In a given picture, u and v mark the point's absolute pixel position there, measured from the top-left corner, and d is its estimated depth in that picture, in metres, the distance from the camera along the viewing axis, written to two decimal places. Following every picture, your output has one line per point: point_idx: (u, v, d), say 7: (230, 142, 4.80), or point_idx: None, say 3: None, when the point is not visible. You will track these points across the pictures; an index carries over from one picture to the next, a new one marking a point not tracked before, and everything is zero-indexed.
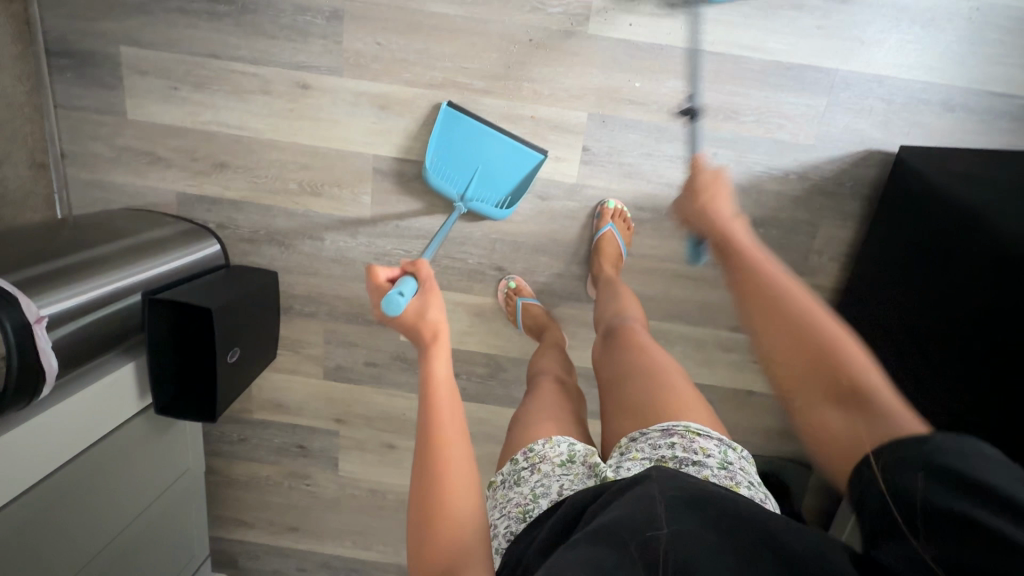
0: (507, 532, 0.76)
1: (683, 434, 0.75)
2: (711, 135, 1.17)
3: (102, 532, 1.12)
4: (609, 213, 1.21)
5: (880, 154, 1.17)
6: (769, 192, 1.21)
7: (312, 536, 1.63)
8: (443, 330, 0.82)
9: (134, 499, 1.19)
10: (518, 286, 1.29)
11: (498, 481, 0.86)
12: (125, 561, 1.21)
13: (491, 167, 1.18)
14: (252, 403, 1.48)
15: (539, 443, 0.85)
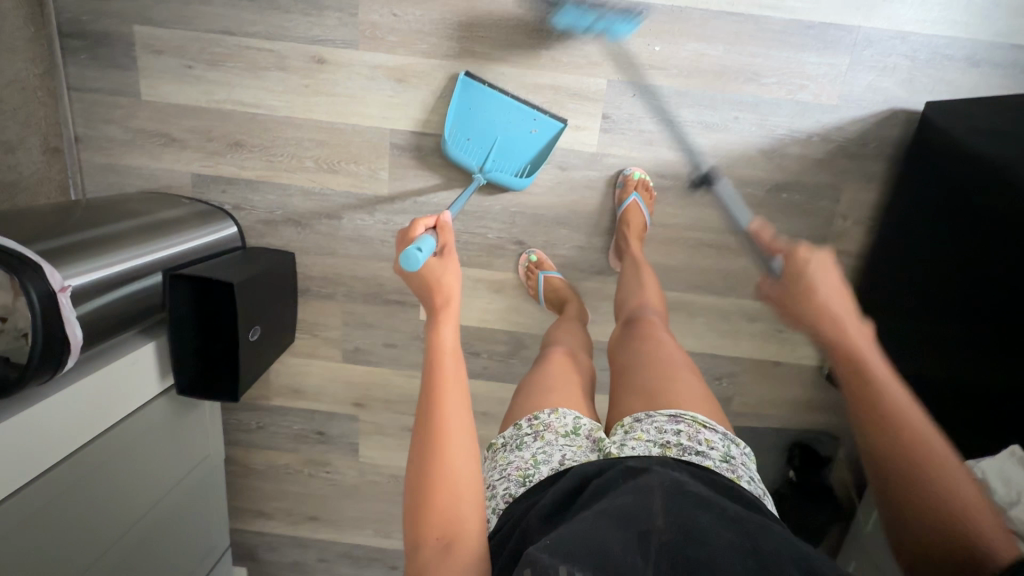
0: (506, 493, 0.77)
1: (690, 424, 0.75)
2: (732, 98, 1.16)
3: (126, 515, 1.10)
4: (633, 183, 1.20)
5: (904, 113, 1.16)
6: (793, 155, 1.19)
7: (332, 526, 1.61)
8: (455, 298, 0.76)
9: (156, 483, 1.18)
10: (540, 260, 1.27)
11: (501, 444, 0.86)
12: (149, 547, 1.19)
13: (511, 135, 1.17)
14: (270, 390, 1.46)
15: (545, 411, 0.86)
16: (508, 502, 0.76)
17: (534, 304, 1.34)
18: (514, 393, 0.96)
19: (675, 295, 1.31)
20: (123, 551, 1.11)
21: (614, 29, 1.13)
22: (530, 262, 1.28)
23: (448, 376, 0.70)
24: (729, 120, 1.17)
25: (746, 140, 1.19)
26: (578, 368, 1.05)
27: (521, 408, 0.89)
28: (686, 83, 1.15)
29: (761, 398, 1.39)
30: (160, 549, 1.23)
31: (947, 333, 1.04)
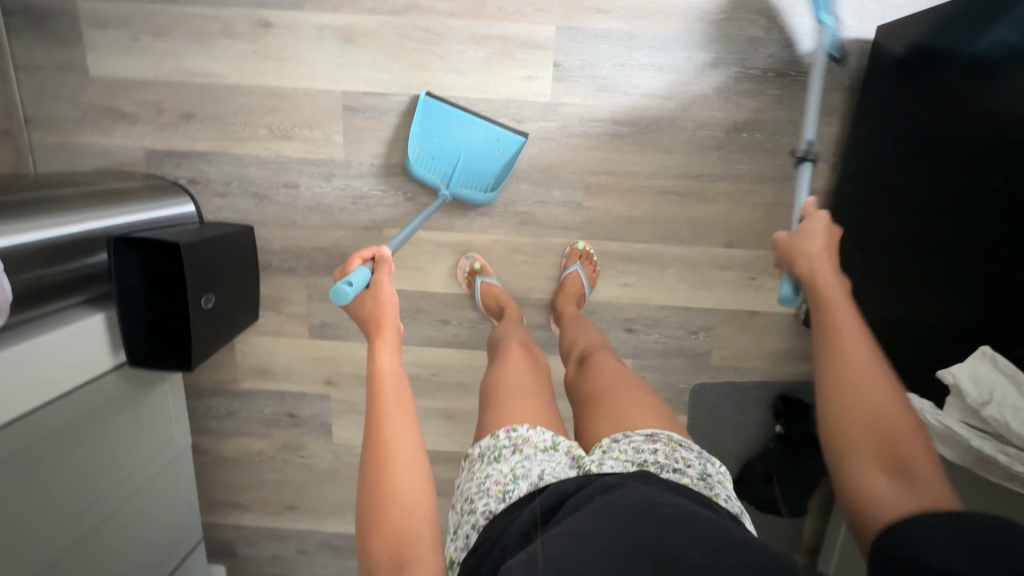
0: (485, 510, 0.75)
1: (666, 443, 0.79)
2: (684, 38, 1.15)
3: (85, 490, 1.07)
4: (578, 254, 1.27)
5: (857, 44, 1.14)
6: (750, 93, 1.18)
7: (311, 515, 1.55)
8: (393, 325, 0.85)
9: (113, 461, 1.14)
10: (480, 267, 1.29)
11: (476, 454, 0.83)
12: (110, 528, 1.14)
13: (474, 155, 1.21)
14: (238, 372, 1.42)
15: (524, 425, 0.83)
16: (487, 519, 0.73)
17: (500, 265, 1.31)
18: (480, 398, 0.93)
19: (643, 247, 1.28)
20: (83, 530, 1.07)
21: None
22: (471, 267, 1.30)
23: (389, 392, 0.77)
24: (682, 61, 1.16)
25: (701, 81, 1.17)
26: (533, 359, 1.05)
27: (497, 417, 0.86)
28: (635, 24, 1.14)
29: (742, 351, 1.35)
30: (126, 532, 1.19)
31: (922, 271, 1.01)
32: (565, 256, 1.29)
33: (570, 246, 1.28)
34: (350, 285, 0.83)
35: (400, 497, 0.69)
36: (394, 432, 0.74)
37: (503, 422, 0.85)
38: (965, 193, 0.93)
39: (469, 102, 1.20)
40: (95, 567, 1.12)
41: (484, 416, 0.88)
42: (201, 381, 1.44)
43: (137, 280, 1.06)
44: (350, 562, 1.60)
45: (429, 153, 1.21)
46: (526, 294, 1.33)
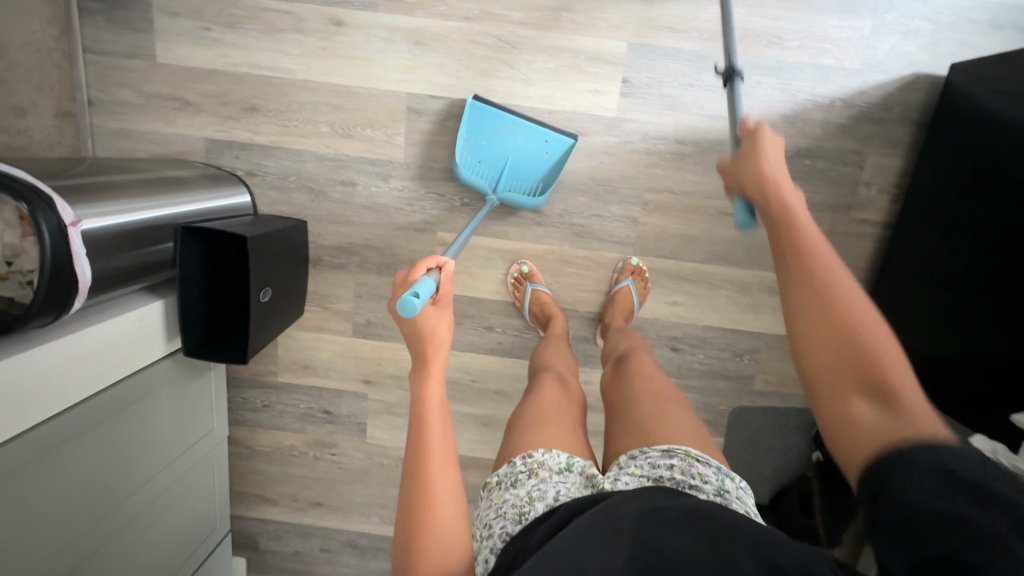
0: (502, 533, 0.70)
1: (684, 458, 0.70)
2: (755, 62, 1.15)
3: (130, 479, 1.06)
4: (631, 269, 1.27)
5: (927, 78, 1.15)
6: (816, 120, 1.18)
7: (337, 513, 1.55)
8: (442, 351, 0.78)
9: (158, 449, 1.13)
10: (530, 272, 1.29)
11: (495, 482, 0.78)
12: (151, 515, 1.14)
13: (523, 157, 1.19)
14: (278, 365, 1.42)
15: (540, 450, 0.79)
16: (504, 542, 0.68)
17: (550, 275, 1.31)
18: (506, 425, 0.90)
19: (695, 266, 1.28)
20: (125, 519, 1.06)
21: None
22: (521, 273, 1.30)
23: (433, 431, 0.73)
24: (750, 84, 1.17)
25: (768, 106, 1.17)
26: (569, 394, 1.00)
27: (516, 442, 0.82)
28: (707, 46, 1.15)
29: (783, 376, 1.34)
30: (160, 522, 1.17)
31: (965, 310, 1.03)
32: (617, 271, 1.29)
33: (622, 261, 1.28)
34: (418, 298, 0.72)
35: (437, 546, 0.66)
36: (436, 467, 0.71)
37: (518, 446, 0.81)
38: (992, 230, 0.99)
39: (534, 112, 1.20)
40: (133, 557, 1.10)
41: (505, 442, 0.85)
42: (239, 372, 1.43)
43: (196, 272, 1.06)
44: (371, 563, 1.59)
45: (476, 157, 1.20)
46: (573, 306, 1.33)
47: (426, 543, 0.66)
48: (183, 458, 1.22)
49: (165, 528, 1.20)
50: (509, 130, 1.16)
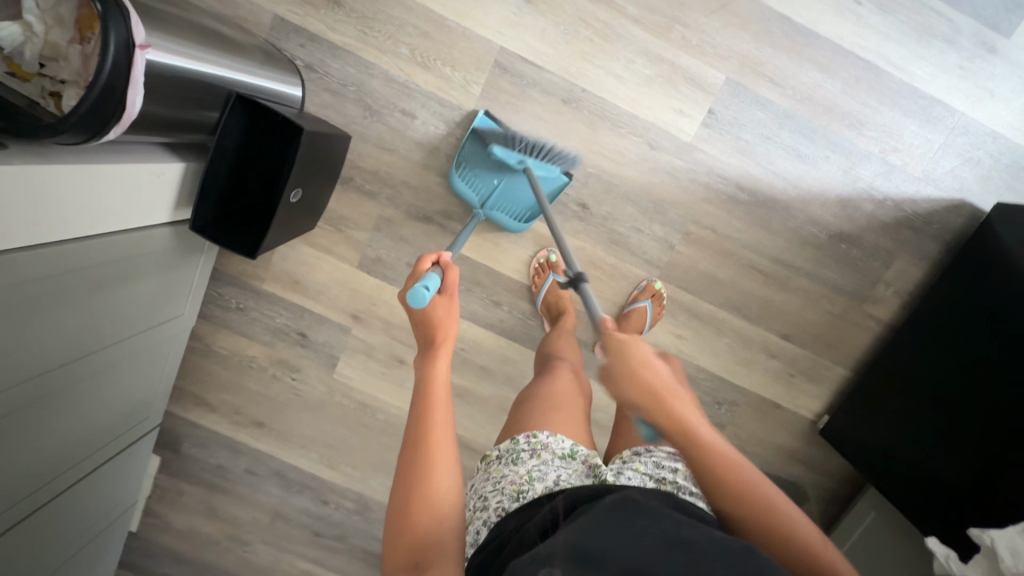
0: (497, 509, 0.66)
1: (688, 463, 0.71)
2: (832, 138, 1.19)
3: (103, 335, 0.97)
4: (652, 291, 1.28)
5: (970, 207, 1.22)
6: (864, 211, 1.23)
7: (276, 439, 1.47)
8: (449, 332, 0.77)
9: (136, 317, 1.04)
10: (555, 262, 1.28)
11: (494, 455, 0.75)
12: (106, 383, 1.05)
13: (515, 188, 1.18)
14: (268, 272, 1.34)
15: (545, 430, 0.75)
16: (499, 518, 0.64)
17: None
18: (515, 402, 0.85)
19: (710, 308, 1.31)
20: (78, 379, 0.95)
21: (749, 31, 1.14)
22: (547, 260, 1.29)
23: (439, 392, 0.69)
24: (820, 156, 1.20)
25: (827, 182, 1.21)
26: (582, 382, 0.96)
27: (521, 421, 0.78)
28: (794, 106, 1.17)
29: (752, 435, 1.39)
30: (107, 393, 1.07)
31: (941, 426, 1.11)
32: (639, 289, 1.30)
33: (647, 282, 1.29)
34: (429, 290, 0.76)
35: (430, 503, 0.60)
36: (436, 437, 0.64)
37: (524, 422, 0.78)
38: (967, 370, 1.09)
39: (615, 110, 1.19)
40: (74, 423, 0.99)
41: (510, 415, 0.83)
42: (223, 265, 1.34)
43: (234, 152, 1.00)
44: (293, 498, 1.53)
45: (472, 171, 1.20)
46: (584, 308, 1.32)
47: (423, 488, 0.61)
48: (151, 336, 1.13)
49: (110, 402, 1.10)
50: (512, 153, 1.16)
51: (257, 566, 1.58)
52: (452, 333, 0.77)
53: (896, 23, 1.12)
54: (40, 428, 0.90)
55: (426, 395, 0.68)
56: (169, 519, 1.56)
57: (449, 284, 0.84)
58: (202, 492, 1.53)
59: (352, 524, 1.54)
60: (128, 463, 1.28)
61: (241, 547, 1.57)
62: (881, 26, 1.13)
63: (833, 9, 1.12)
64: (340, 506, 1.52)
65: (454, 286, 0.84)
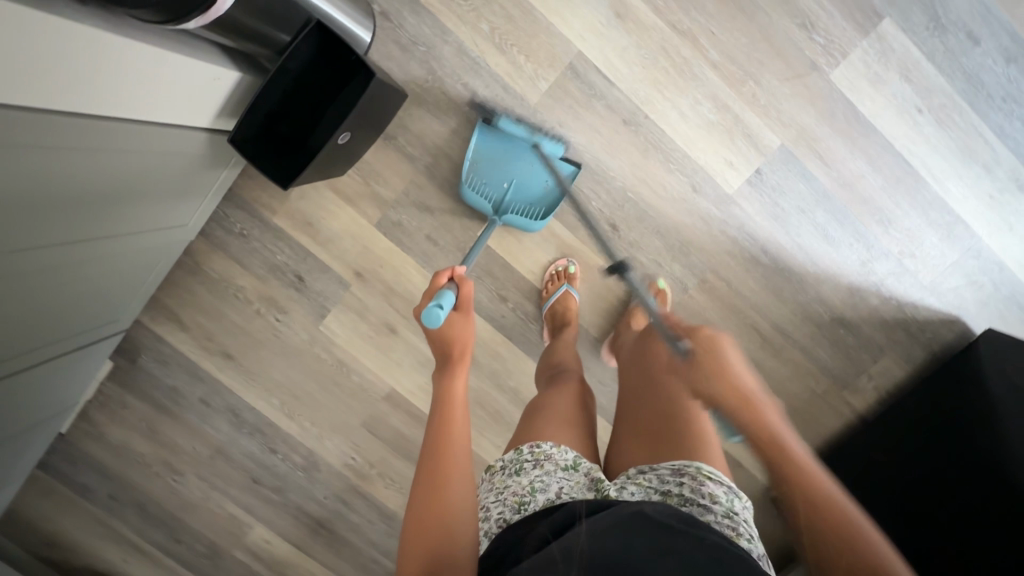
0: (499, 519, 0.70)
1: (695, 476, 0.71)
2: (859, 228, 1.23)
3: (108, 225, 0.91)
4: (659, 298, 1.25)
5: (963, 326, 1.28)
6: (868, 303, 1.28)
7: (241, 375, 1.42)
8: (467, 352, 0.80)
9: (144, 213, 0.99)
10: (572, 274, 1.27)
11: (497, 466, 0.78)
12: (94, 274, 0.99)
13: (526, 182, 1.21)
14: (282, 206, 1.29)
15: (547, 442, 0.78)
16: (500, 530, 0.69)
17: (585, 288, 1.30)
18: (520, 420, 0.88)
19: None
20: (68, 263, 0.88)
21: (814, 106, 1.17)
22: (565, 270, 1.28)
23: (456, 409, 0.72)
24: (844, 242, 1.24)
25: (843, 267, 1.26)
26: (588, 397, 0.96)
27: (527, 434, 0.82)
28: (834, 189, 1.21)
29: None
30: (90, 283, 1.00)
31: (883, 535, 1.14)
32: (644, 296, 1.27)
33: (653, 283, 1.26)
34: (443, 309, 0.76)
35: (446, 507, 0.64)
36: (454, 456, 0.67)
37: (529, 436, 0.81)
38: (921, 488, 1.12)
39: (670, 144, 1.20)
40: (51, 309, 0.93)
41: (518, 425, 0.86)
42: (238, 187, 1.28)
43: (280, 90, 0.97)
44: (241, 439, 1.47)
45: (480, 178, 1.21)
46: (585, 325, 1.33)
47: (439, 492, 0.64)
48: (150, 237, 1.08)
49: (91, 294, 1.04)
50: (517, 154, 1.20)
51: (185, 498, 1.52)
52: (470, 353, 0.80)
53: (947, 139, 1.17)
54: (18, 308, 0.84)
55: (446, 413, 0.72)
56: (104, 429, 1.48)
57: (464, 301, 0.84)
58: (146, 410, 1.46)
59: (294, 479, 1.49)
60: (84, 360, 1.22)
61: (173, 475, 1.50)
62: (932, 137, 1.17)
63: (894, 108, 1.16)
64: (287, 459, 1.48)
65: (468, 306, 0.85)
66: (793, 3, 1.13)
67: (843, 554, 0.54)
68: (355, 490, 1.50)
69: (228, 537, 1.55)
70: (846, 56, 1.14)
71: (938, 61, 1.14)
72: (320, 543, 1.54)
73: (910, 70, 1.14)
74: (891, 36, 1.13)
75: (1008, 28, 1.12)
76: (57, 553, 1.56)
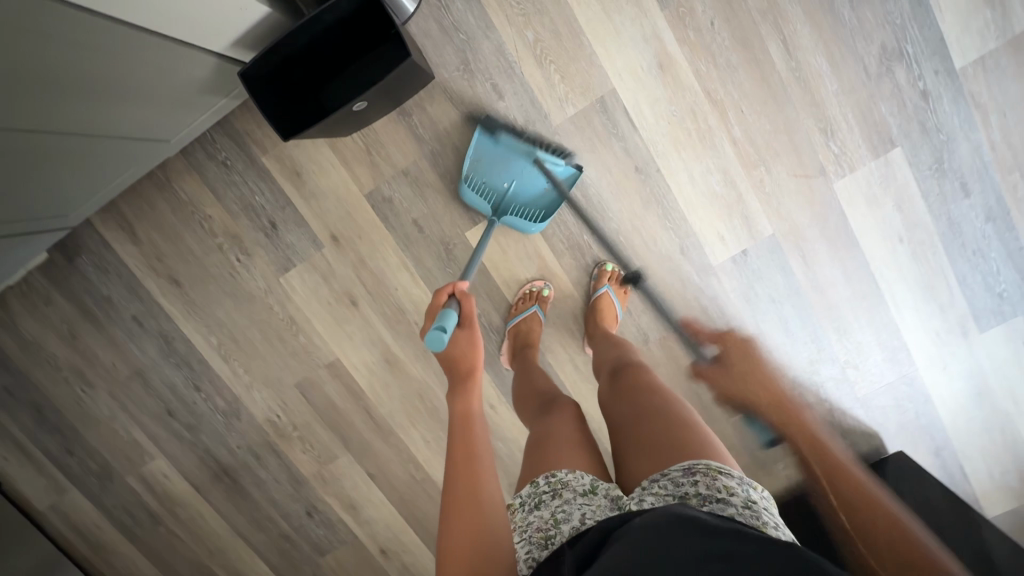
0: (528, 559, 0.69)
1: (705, 471, 0.70)
2: (817, 329, 1.29)
3: (87, 124, 0.88)
4: (606, 275, 1.25)
5: (880, 443, 1.36)
6: (805, 399, 1.35)
7: (183, 304, 1.35)
8: (477, 370, 0.86)
9: (128, 119, 0.95)
10: (545, 295, 1.27)
11: (516, 502, 0.78)
12: (60, 165, 0.95)
13: (525, 184, 1.20)
14: (274, 148, 1.23)
15: (563, 469, 0.78)
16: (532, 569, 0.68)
17: (553, 314, 1.31)
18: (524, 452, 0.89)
19: None
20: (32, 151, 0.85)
21: (812, 207, 1.22)
22: (539, 291, 1.28)
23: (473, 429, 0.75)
24: (800, 338, 1.30)
25: (794, 360, 1.32)
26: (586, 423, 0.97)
27: (538, 467, 0.81)
28: (806, 287, 1.27)
29: None
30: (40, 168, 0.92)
31: None
32: (592, 276, 1.27)
33: (599, 266, 1.26)
34: (445, 332, 0.84)
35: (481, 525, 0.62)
36: (483, 465, 0.69)
37: (541, 468, 0.80)
38: None
39: (671, 202, 1.22)
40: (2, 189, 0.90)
41: (524, 464, 0.86)
42: (233, 114, 1.21)
43: (308, 38, 0.91)
44: (165, 368, 1.40)
45: (481, 176, 1.20)
46: (543, 350, 1.34)
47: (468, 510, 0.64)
48: (133, 145, 1.03)
49: (51, 185, 1.00)
50: (517, 155, 1.18)
51: (89, 412, 1.44)
52: (479, 370, 0.86)
53: (916, 272, 1.25)
54: None
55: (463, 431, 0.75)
56: (19, 321, 1.38)
57: (466, 315, 0.92)
58: (70, 313, 1.37)
59: (210, 421, 1.44)
60: (20, 249, 1.14)
61: (82, 385, 1.42)
62: (904, 266, 1.24)
63: (880, 230, 1.22)
64: (209, 399, 1.42)
65: (472, 325, 0.92)
66: (820, 107, 1.17)
67: None
68: (271, 448, 1.46)
69: (125, 462, 1.48)
70: (853, 169, 1.19)
71: (930, 200, 1.20)
72: (220, 490, 1.50)
73: (904, 201, 1.21)
74: (897, 165, 1.19)
75: (997, 190, 1.20)
76: None
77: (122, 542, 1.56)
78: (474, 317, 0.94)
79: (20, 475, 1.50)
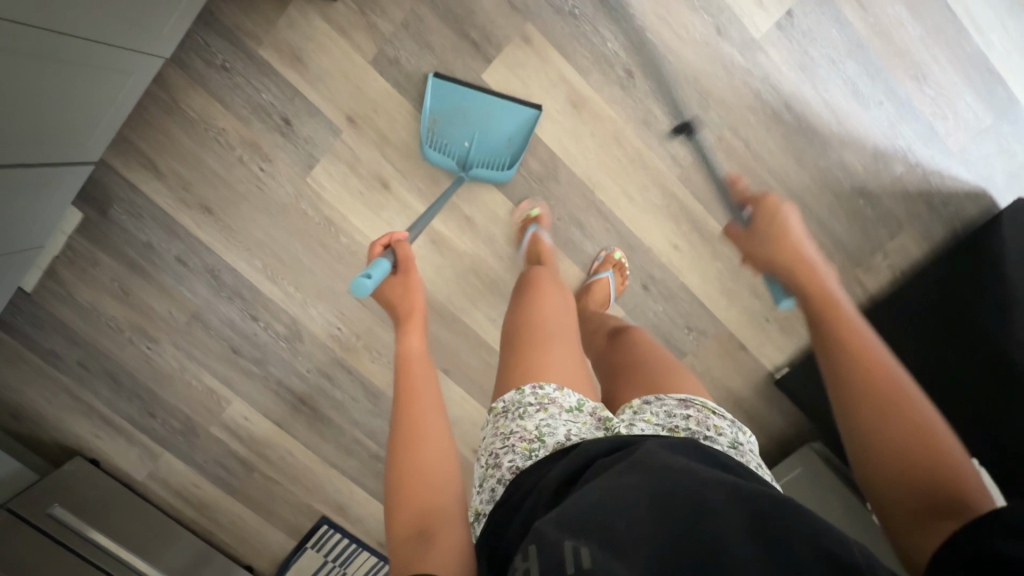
0: (510, 467, 0.66)
1: (700, 410, 0.72)
2: (892, 84, 1.16)
3: (79, 20, 0.86)
4: (611, 262, 1.23)
5: (989, 201, 1.22)
6: (892, 173, 1.21)
7: (220, 232, 1.32)
8: (416, 311, 0.84)
9: (114, 14, 0.92)
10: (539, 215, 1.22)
11: (498, 407, 0.73)
12: (65, 82, 0.93)
13: (487, 135, 1.18)
14: (268, 36, 1.18)
15: (551, 383, 0.74)
16: (515, 476, 0.65)
17: (596, 143, 1.21)
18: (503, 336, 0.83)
19: (716, 226, 1.25)
20: (37, 57, 0.84)
21: None
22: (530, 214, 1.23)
23: (414, 371, 0.75)
24: (874, 100, 1.16)
25: (872, 129, 1.18)
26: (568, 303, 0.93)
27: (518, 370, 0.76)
28: (869, 37, 1.13)
29: (713, 372, 1.35)
30: (9, 102, 0.85)
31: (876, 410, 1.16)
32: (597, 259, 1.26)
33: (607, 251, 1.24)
34: (368, 277, 0.80)
35: (427, 476, 0.64)
36: (420, 401, 0.71)
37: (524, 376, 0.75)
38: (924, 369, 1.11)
39: None
40: (19, 113, 0.88)
41: (505, 359, 0.80)
42: (219, 9, 1.17)
43: None
44: (220, 305, 1.38)
45: (440, 132, 1.18)
46: (591, 186, 1.24)
47: (416, 449, 0.66)
48: (118, 53, 0.99)
49: (62, 111, 0.97)
50: (477, 104, 1.16)
51: (161, 367, 1.45)
52: (419, 312, 0.84)
53: None
54: None
55: (404, 371, 0.75)
56: (72, 290, 1.38)
57: (403, 260, 0.89)
58: (118, 269, 1.36)
59: (275, 350, 1.41)
60: (48, 194, 1.12)
61: (147, 341, 1.42)
62: None
63: None
64: (269, 328, 1.39)
65: (408, 266, 0.89)
66: None
67: (912, 464, 0.47)
68: (340, 365, 1.42)
69: (206, 413, 1.48)
70: None
71: None
72: (302, 421, 1.48)
73: None
74: None
75: None
76: (21, 425, 1.48)
77: (222, 498, 1.55)
78: (412, 259, 0.90)
79: (112, 449, 1.51)
